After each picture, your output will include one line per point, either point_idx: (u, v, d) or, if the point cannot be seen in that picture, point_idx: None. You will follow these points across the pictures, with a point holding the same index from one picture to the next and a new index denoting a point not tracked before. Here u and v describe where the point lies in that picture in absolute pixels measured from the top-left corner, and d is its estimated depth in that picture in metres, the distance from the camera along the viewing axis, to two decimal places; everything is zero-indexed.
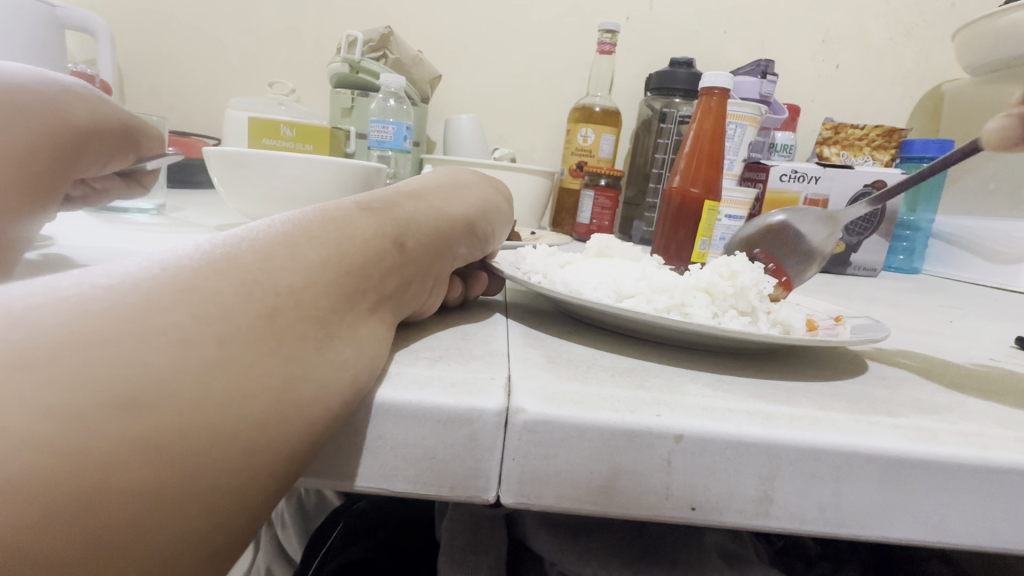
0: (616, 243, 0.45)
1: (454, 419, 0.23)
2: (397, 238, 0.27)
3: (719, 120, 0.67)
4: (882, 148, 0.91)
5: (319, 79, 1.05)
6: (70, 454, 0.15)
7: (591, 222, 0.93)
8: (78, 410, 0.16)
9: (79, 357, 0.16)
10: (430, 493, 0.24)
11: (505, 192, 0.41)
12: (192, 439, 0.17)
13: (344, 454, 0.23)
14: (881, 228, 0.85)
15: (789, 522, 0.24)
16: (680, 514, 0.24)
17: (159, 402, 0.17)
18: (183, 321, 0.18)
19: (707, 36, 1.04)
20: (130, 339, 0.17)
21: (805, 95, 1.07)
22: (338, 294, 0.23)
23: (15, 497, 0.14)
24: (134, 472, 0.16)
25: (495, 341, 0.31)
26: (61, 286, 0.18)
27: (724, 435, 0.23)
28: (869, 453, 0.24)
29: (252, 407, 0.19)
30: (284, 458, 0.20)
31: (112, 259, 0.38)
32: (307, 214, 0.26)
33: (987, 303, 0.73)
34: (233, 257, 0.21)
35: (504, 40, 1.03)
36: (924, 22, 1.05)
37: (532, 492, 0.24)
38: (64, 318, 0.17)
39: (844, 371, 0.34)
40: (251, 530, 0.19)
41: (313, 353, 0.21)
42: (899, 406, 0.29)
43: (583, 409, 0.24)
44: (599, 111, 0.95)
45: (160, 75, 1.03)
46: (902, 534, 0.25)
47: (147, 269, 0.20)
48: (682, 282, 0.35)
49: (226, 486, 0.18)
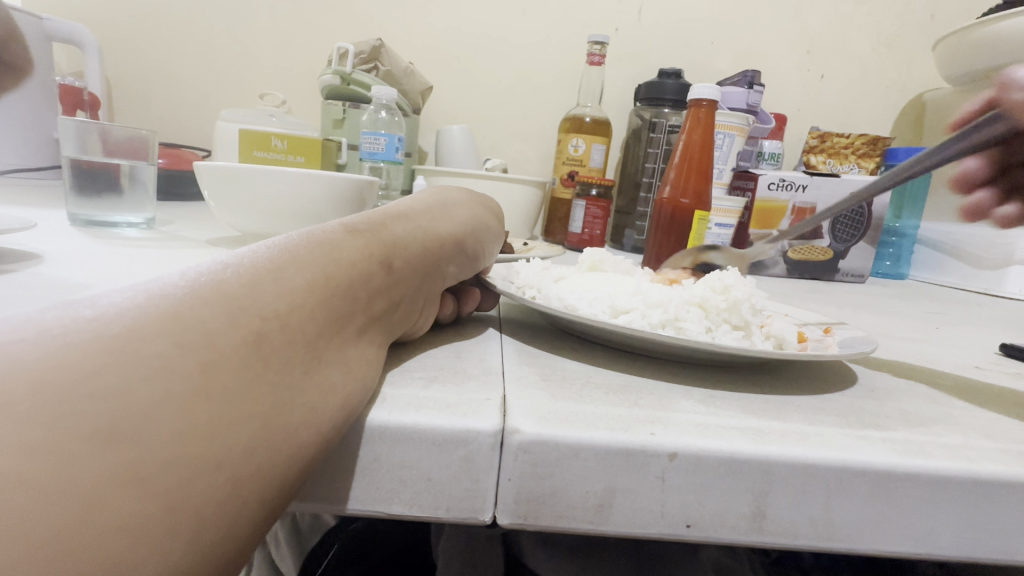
0: (608, 256, 0.46)
1: (449, 440, 0.23)
2: (385, 259, 0.28)
3: (708, 131, 0.68)
4: (867, 156, 0.92)
5: (309, 90, 1.05)
6: (47, 490, 0.15)
7: (582, 231, 0.93)
8: (59, 444, 0.15)
9: (59, 392, 0.16)
10: (426, 516, 0.24)
11: (496, 208, 0.41)
12: (177, 470, 0.17)
13: (336, 478, 0.23)
14: (867, 236, 0.86)
15: (782, 537, 0.24)
16: (675, 531, 0.24)
17: (142, 433, 0.17)
18: (168, 350, 0.18)
19: (694, 46, 1.05)
20: (113, 371, 0.17)
21: (791, 105, 1.09)
22: (325, 317, 0.23)
23: None
24: (117, 506, 0.16)
25: (489, 358, 0.32)
26: (41, 320, 0.18)
27: (717, 452, 0.24)
28: (859, 467, 0.24)
29: (240, 436, 0.19)
30: (272, 484, 0.20)
31: (97, 276, 0.38)
32: (293, 237, 0.26)
33: (971, 310, 0.74)
34: (218, 283, 0.21)
35: (495, 51, 1.04)
36: (906, 32, 1.07)
37: (528, 512, 0.24)
38: (43, 352, 0.17)
39: (833, 383, 0.35)
40: (242, 559, 0.19)
41: (301, 377, 0.21)
42: (888, 418, 0.29)
43: (578, 428, 0.24)
44: (590, 121, 0.96)
45: (151, 88, 1.03)
46: (892, 547, 0.25)
47: (130, 299, 0.19)
48: (675, 297, 0.36)
49: (212, 515, 0.18)
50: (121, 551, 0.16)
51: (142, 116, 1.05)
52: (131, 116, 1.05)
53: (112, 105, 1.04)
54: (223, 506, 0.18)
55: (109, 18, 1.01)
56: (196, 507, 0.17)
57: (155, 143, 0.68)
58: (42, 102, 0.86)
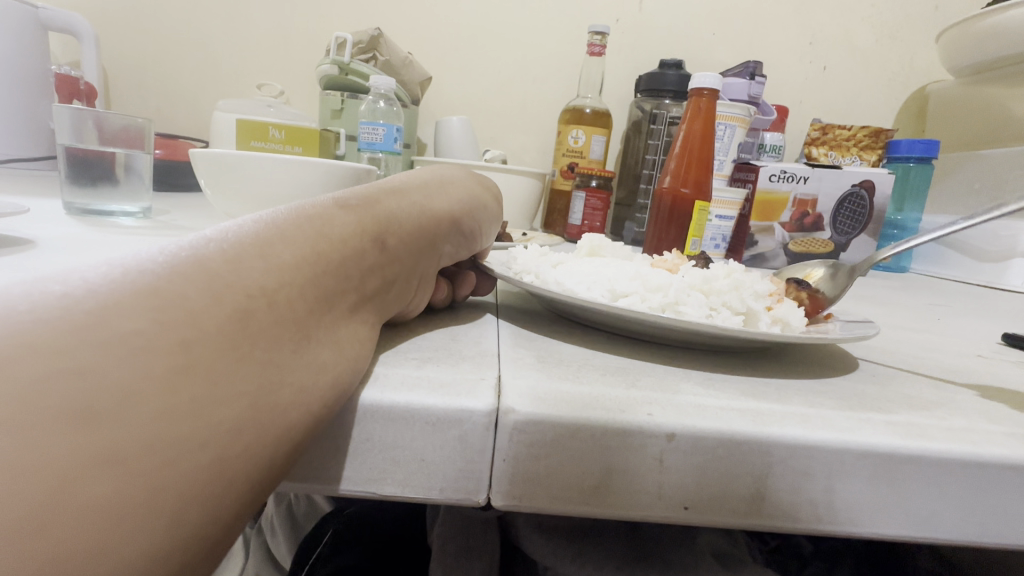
0: (607, 241, 0.45)
1: (443, 420, 0.23)
2: (377, 236, 0.27)
3: (708, 121, 0.67)
4: (870, 148, 0.91)
5: (307, 80, 1.04)
6: (15, 472, 0.14)
7: (582, 223, 0.93)
8: (29, 424, 0.15)
9: (30, 368, 0.15)
10: (419, 497, 0.23)
11: (493, 189, 0.40)
12: (156, 450, 0.16)
13: (328, 458, 0.23)
14: (870, 228, 0.85)
15: (783, 520, 0.24)
16: (672, 514, 0.24)
17: (118, 412, 0.16)
18: (145, 327, 0.17)
19: (695, 37, 1.04)
20: (86, 348, 0.16)
21: (792, 97, 1.08)
22: (315, 294, 0.23)
23: None
24: (93, 486, 0.15)
25: (485, 341, 0.31)
26: (10, 294, 0.17)
27: (715, 433, 0.23)
28: (861, 449, 0.24)
29: (223, 415, 0.18)
30: (259, 465, 0.19)
31: (88, 261, 0.37)
32: (282, 213, 0.25)
33: (973, 301, 0.73)
34: (200, 258, 0.20)
35: (495, 41, 1.03)
36: (909, 23, 1.06)
37: (523, 494, 0.23)
38: (10, 329, 0.16)
39: (834, 367, 0.34)
40: (229, 539, 0.19)
41: (288, 356, 0.21)
42: (890, 402, 0.29)
43: (574, 409, 0.23)
44: (590, 112, 0.95)
45: (148, 78, 1.03)
46: (894, 531, 0.25)
47: (106, 273, 0.19)
48: (676, 281, 0.35)
49: (195, 496, 0.17)
50: (99, 533, 0.15)
51: (139, 107, 1.04)
52: (127, 106, 1.04)
53: (109, 96, 1.04)
54: (207, 487, 0.17)
55: (104, 7, 1.00)
56: (176, 489, 0.17)
57: (150, 131, 0.67)
58: (37, 91, 0.85)
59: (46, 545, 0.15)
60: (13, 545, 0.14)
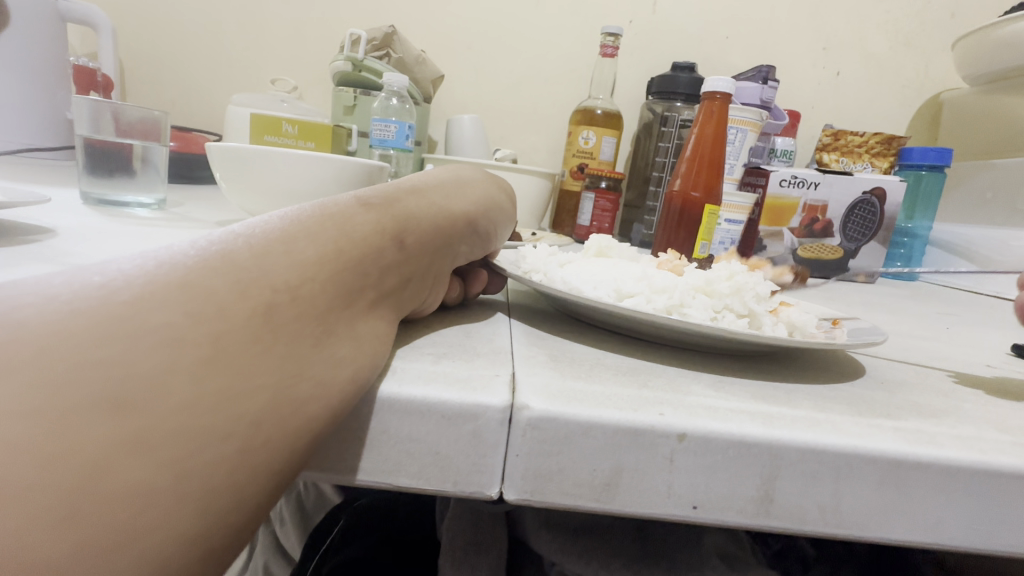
0: (615, 243, 0.45)
1: (458, 414, 0.23)
2: (397, 234, 0.27)
3: (720, 124, 0.67)
4: (881, 156, 0.91)
5: (320, 77, 1.05)
6: (53, 459, 0.15)
7: (590, 224, 0.93)
8: (66, 412, 0.16)
9: (68, 358, 0.16)
10: (433, 489, 0.24)
11: (509, 190, 0.41)
12: (185, 439, 0.17)
13: (346, 449, 0.23)
14: (878, 235, 0.85)
15: (789, 521, 0.24)
16: (681, 513, 0.24)
17: (149, 401, 0.17)
18: (176, 320, 0.18)
19: (708, 41, 1.04)
20: (121, 340, 0.17)
21: (804, 102, 1.08)
22: (336, 291, 0.23)
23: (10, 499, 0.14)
24: (125, 473, 0.16)
25: (498, 338, 0.32)
26: (53, 286, 0.18)
27: (725, 435, 0.24)
28: (870, 454, 0.24)
29: (248, 406, 0.19)
30: (282, 455, 0.20)
31: (106, 250, 0.38)
32: (306, 210, 0.26)
33: (982, 311, 0.73)
34: (228, 253, 0.21)
35: (507, 41, 1.04)
36: (925, 30, 1.05)
37: (535, 489, 0.24)
38: (52, 319, 0.17)
39: (843, 373, 0.34)
40: (252, 526, 0.19)
41: (310, 351, 0.21)
42: (899, 409, 0.29)
43: (586, 406, 0.24)
44: (601, 113, 0.95)
45: (164, 72, 1.04)
46: (901, 536, 0.25)
47: (140, 267, 0.19)
48: (681, 283, 0.35)
49: (221, 486, 0.18)
50: (130, 518, 0.16)
51: (154, 100, 1.05)
52: (144, 99, 1.05)
53: (125, 88, 1.05)
54: (232, 477, 0.18)
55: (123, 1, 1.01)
56: (205, 477, 0.17)
57: (166, 124, 0.67)
58: (55, 82, 0.86)
59: (79, 530, 0.15)
60: (49, 529, 0.15)
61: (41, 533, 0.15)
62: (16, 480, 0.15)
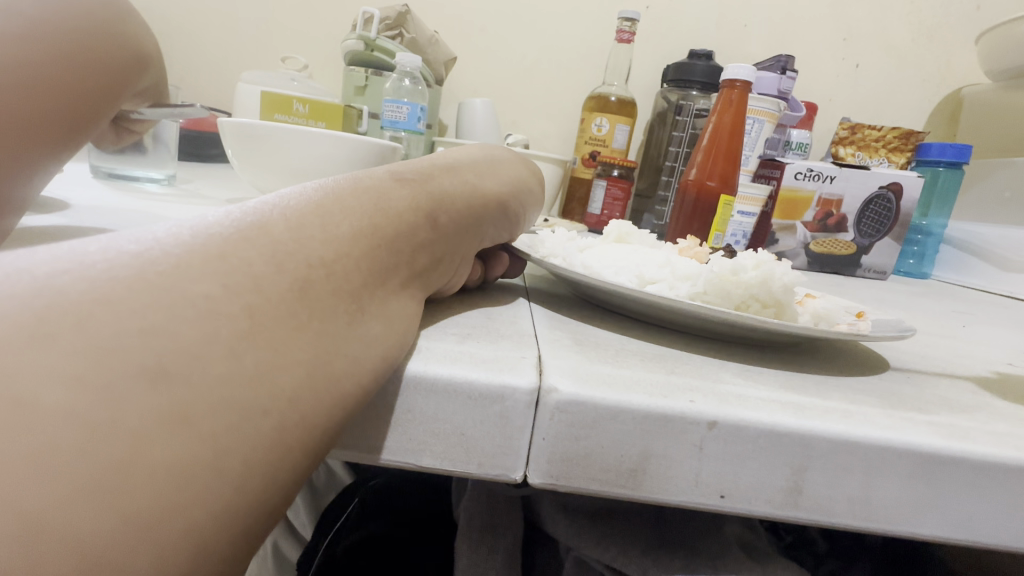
0: (636, 230, 0.44)
1: (486, 395, 0.23)
2: (430, 213, 0.27)
3: (739, 113, 0.66)
4: (899, 151, 0.89)
5: (332, 56, 1.03)
6: (93, 430, 0.15)
7: (602, 213, 0.92)
8: (105, 381, 0.15)
9: (105, 326, 0.16)
10: (458, 471, 0.24)
11: (538, 173, 0.40)
12: (222, 415, 0.16)
13: (372, 428, 0.23)
14: (894, 231, 0.83)
15: (818, 513, 0.24)
16: (708, 501, 0.24)
17: (187, 375, 0.16)
18: (213, 291, 0.18)
19: (726, 29, 1.02)
20: (157, 308, 0.16)
21: (822, 94, 1.06)
22: (370, 268, 0.23)
23: (50, 469, 0.14)
24: (164, 447, 0.15)
25: (521, 321, 0.31)
26: (87, 252, 0.17)
27: (757, 423, 0.23)
28: (903, 448, 0.24)
29: (285, 383, 0.18)
30: (316, 433, 0.19)
31: (116, 227, 0.37)
32: (340, 182, 0.25)
33: (997, 311, 0.72)
34: (264, 224, 0.21)
35: (522, 24, 1.02)
36: (948, 24, 1.03)
37: (561, 473, 0.23)
38: (86, 286, 0.16)
39: (869, 367, 0.34)
40: (284, 504, 0.19)
41: (343, 328, 0.20)
42: (930, 403, 0.28)
43: (617, 391, 0.23)
44: (615, 100, 0.94)
45: (171, 47, 1.02)
46: (930, 530, 0.25)
47: (175, 236, 0.19)
48: (706, 271, 0.35)
49: (258, 463, 0.17)
50: (169, 494, 0.15)
51: None
52: None
53: None
54: (269, 454, 0.17)
55: None
56: (243, 453, 0.17)
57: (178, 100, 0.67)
58: None
59: (120, 503, 0.15)
60: (87, 501, 0.14)
61: (80, 504, 0.14)
62: (53, 452, 0.14)
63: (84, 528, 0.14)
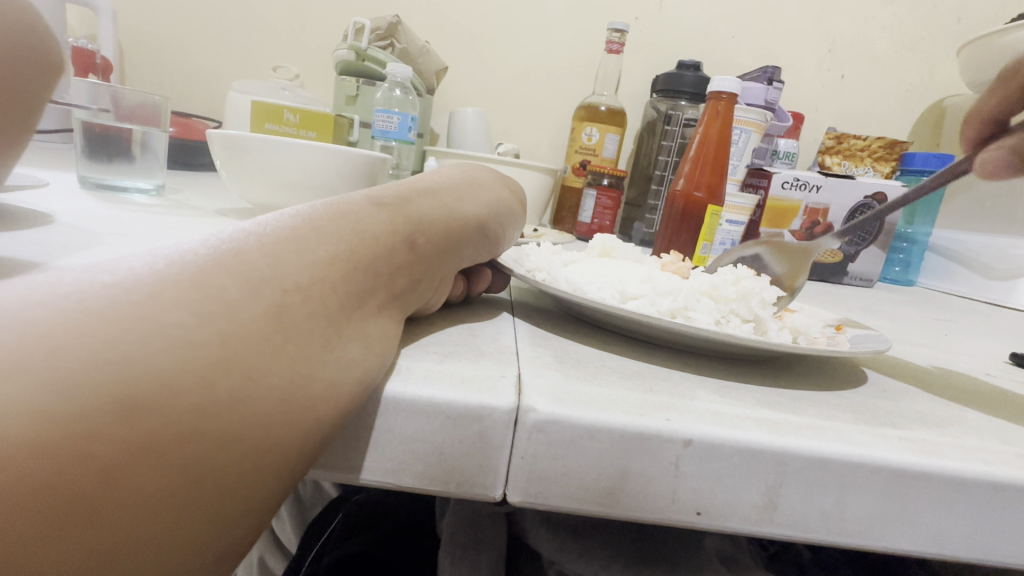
0: (619, 243, 0.45)
1: (463, 415, 0.23)
2: (408, 235, 0.27)
3: (725, 125, 0.67)
4: (883, 160, 0.91)
5: (324, 66, 1.04)
6: (65, 461, 0.15)
7: (592, 221, 0.92)
8: (81, 411, 0.15)
9: (76, 357, 0.16)
10: (436, 490, 0.24)
11: (519, 192, 0.40)
12: (195, 442, 0.17)
13: (351, 449, 0.23)
14: (879, 239, 0.85)
15: (792, 529, 0.24)
16: (685, 518, 0.24)
17: (161, 404, 0.16)
18: (187, 320, 0.18)
19: (715, 39, 1.03)
20: (131, 338, 0.16)
21: (809, 104, 1.07)
22: (346, 292, 0.23)
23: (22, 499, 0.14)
24: (135, 476, 0.16)
25: (503, 338, 0.32)
26: (62, 283, 0.17)
27: (732, 441, 0.24)
28: (874, 464, 0.24)
29: (259, 409, 0.18)
30: (289, 458, 0.19)
31: (97, 242, 0.37)
32: (317, 207, 0.26)
33: (978, 319, 0.73)
34: (241, 252, 0.21)
35: (514, 34, 1.03)
36: (931, 35, 1.05)
37: (539, 491, 0.24)
38: (59, 319, 0.16)
39: (846, 381, 0.34)
40: (257, 529, 0.19)
41: (320, 352, 0.21)
42: (902, 417, 0.29)
43: (592, 410, 0.24)
44: (605, 110, 0.95)
45: (163, 56, 1.02)
46: (902, 545, 0.25)
47: (150, 266, 0.19)
48: (686, 287, 0.35)
49: (227, 491, 0.17)
50: (143, 519, 0.16)
51: (154, 84, 1.03)
52: (142, 83, 1.03)
53: (123, 71, 1.02)
54: (241, 480, 0.18)
55: None
56: (215, 478, 0.17)
57: (167, 109, 0.67)
58: None
59: (88, 531, 0.15)
60: (59, 528, 0.15)
61: (53, 534, 0.15)
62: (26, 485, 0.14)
63: (49, 559, 0.15)
